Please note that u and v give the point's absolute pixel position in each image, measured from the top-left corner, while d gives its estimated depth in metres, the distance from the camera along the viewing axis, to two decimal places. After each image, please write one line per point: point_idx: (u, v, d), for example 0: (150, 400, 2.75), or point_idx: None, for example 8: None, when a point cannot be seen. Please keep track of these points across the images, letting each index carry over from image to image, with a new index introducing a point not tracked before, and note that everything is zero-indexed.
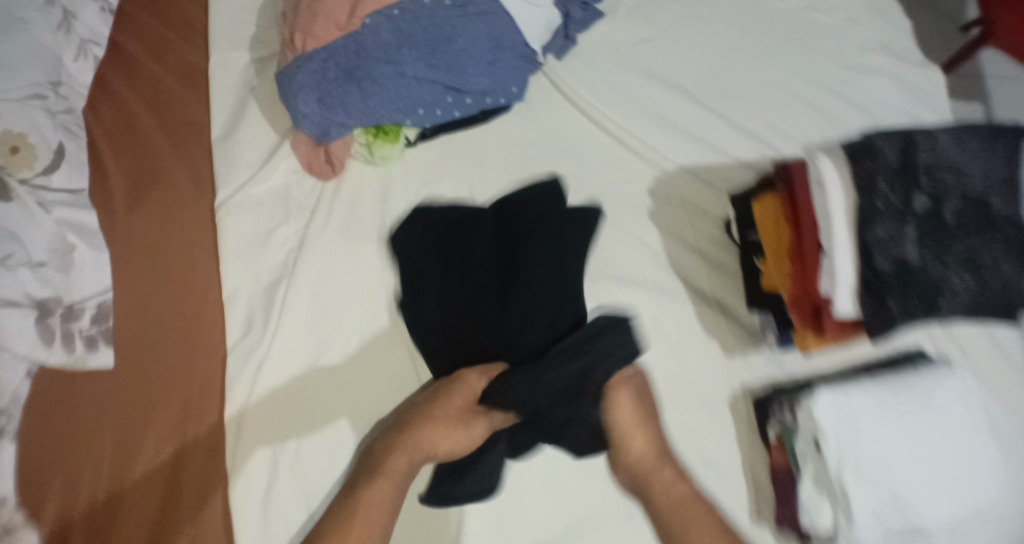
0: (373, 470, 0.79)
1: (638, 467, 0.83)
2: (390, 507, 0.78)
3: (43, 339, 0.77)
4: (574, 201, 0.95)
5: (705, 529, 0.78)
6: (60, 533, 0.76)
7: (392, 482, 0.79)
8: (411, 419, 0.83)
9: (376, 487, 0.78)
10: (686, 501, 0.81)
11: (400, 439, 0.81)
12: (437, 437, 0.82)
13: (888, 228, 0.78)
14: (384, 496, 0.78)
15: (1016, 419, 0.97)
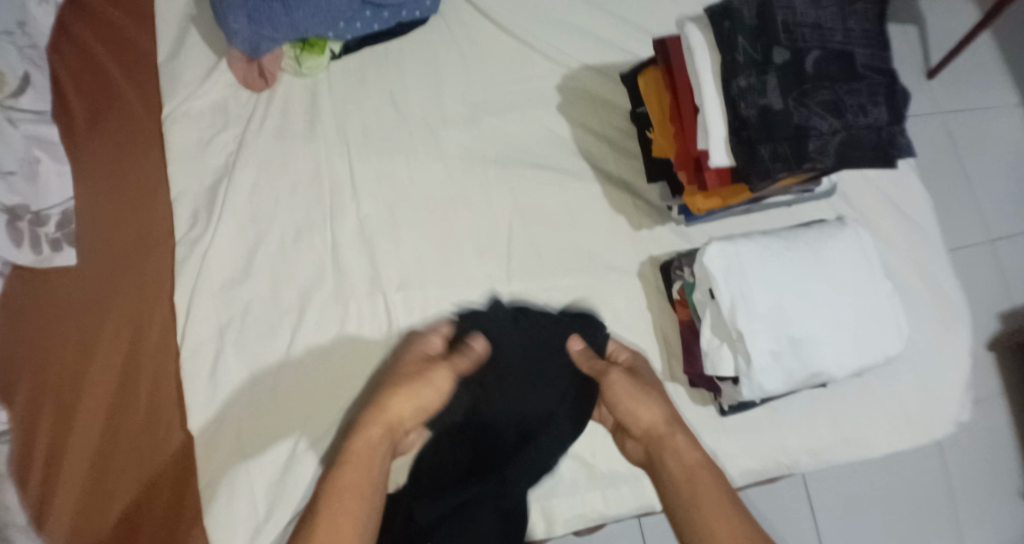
0: (344, 458, 0.72)
1: (653, 432, 0.78)
2: (371, 497, 0.70)
3: (14, 240, 0.84)
4: (484, 99, 1.07)
5: (720, 502, 0.71)
6: (27, 419, 0.82)
7: (364, 472, 0.71)
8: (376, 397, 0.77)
9: (347, 470, 0.71)
10: (699, 470, 0.74)
11: (370, 419, 0.75)
12: (407, 405, 0.77)
13: (749, 79, 0.87)
14: (358, 485, 0.70)
15: (897, 264, 1.10)
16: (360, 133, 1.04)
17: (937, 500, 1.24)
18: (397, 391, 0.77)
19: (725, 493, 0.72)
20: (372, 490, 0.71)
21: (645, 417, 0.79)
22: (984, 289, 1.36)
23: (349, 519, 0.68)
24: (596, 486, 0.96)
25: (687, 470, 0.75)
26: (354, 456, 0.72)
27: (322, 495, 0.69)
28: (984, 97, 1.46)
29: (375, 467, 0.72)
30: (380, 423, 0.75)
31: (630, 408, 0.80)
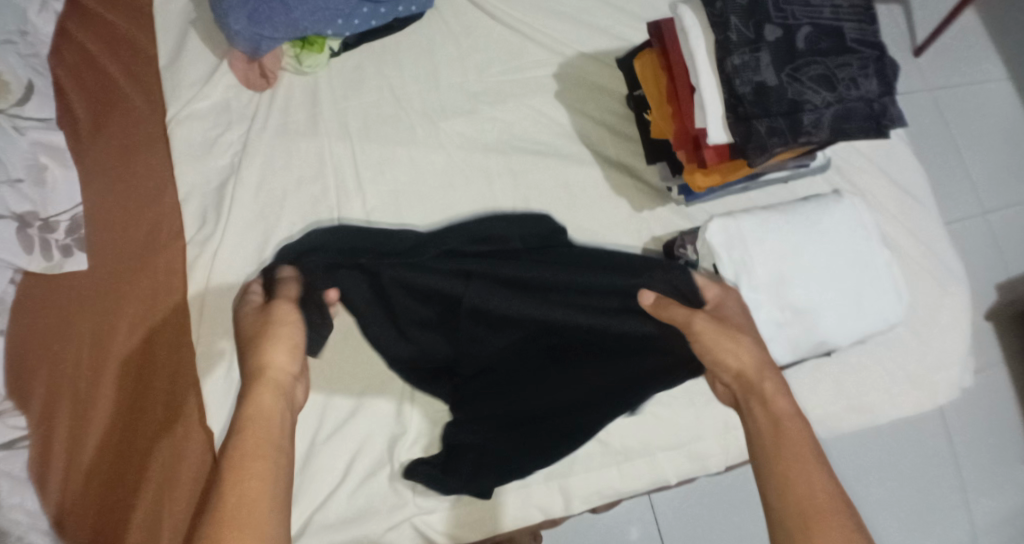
0: (236, 425, 0.69)
1: (744, 378, 0.80)
2: (275, 446, 0.68)
3: (24, 247, 0.90)
4: (483, 90, 1.10)
5: (811, 475, 0.69)
6: (46, 415, 0.88)
7: (266, 426, 0.69)
8: (245, 369, 0.75)
9: (243, 445, 0.67)
10: (785, 418, 0.75)
11: (250, 387, 0.73)
12: (282, 355, 0.76)
13: (743, 56, 0.88)
14: (258, 450, 0.67)
15: (894, 232, 1.13)
16: (361, 127, 1.07)
17: (943, 467, 1.27)
18: (265, 348, 0.76)
19: (813, 449, 0.72)
20: (273, 448, 0.68)
21: (733, 363, 0.81)
22: (980, 260, 1.39)
23: (250, 485, 0.64)
24: (611, 461, 0.98)
25: (771, 415, 0.76)
26: (249, 418, 0.69)
27: (222, 474, 0.65)
28: (966, 75, 1.48)
29: (274, 423, 0.70)
30: (269, 388, 0.73)
31: (725, 357, 0.81)
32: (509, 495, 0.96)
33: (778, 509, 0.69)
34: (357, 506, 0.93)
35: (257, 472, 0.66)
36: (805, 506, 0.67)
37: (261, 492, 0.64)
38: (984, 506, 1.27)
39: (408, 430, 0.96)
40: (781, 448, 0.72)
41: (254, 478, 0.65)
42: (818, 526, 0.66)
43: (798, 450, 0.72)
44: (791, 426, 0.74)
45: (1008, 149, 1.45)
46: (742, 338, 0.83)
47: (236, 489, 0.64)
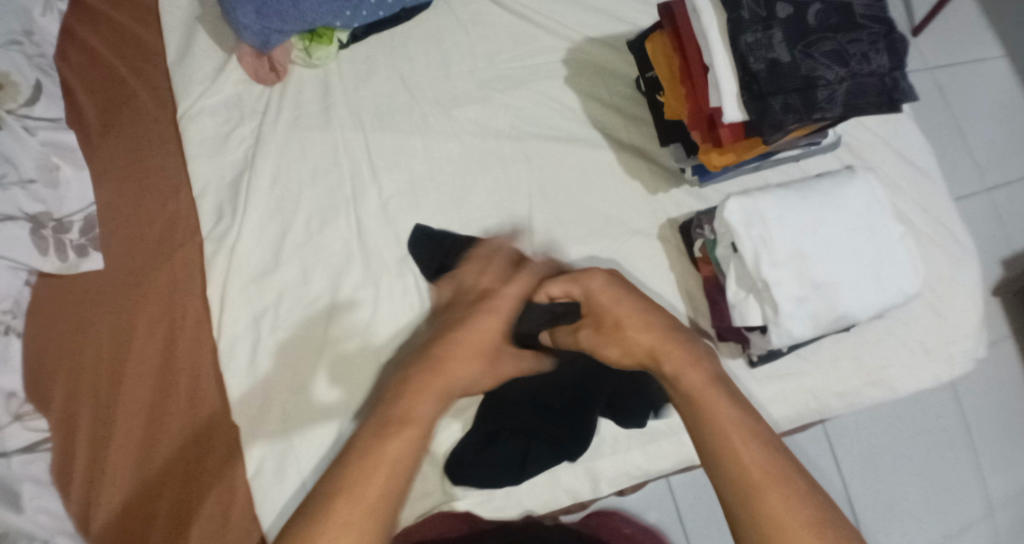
0: (391, 420, 0.70)
1: (653, 357, 0.79)
2: (411, 459, 0.67)
3: (39, 249, 0.89)
4: (494, 78, 1.10)
5: (752, 453, 0.69)
6: (67, 417, 0.88)
7: (411, 436, 0.69)
8: (428, 359, 0.78)
9: (388, 443, 0.68)
10: (704, 390, 0.74)
11: (415, 383, 0.74)
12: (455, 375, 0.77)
13: (756, 34, 0.89)
14: (396, 457, 0.67)
15: (906, 206, 1.14)
16: (373, 116, 1.07)
17: (958, 441, 1.27)
18: (479, 342, 0.81)
19: (741, 420, 0.71)
20: (406, 461, 0.67)
21: (637, 345, 0.81)
22: (984, 235, 1.40)
23: (375, 487, 0.65)
24: (637, 444, 0.99)
25: (693, 393, 0.74)
26: (406, 413, 0.70)
27: (353, 462, 0.66)
28: (967, 51, 1.48)
29: (420, 433, 0.70)
30: (427, 394, 0.73)
31: (622, 345, 0.82)
32: (537, 479, 0.97)
33: (737, 511, 0.67)
34: None
35: (388, 477, 0.66)
36: (745, 490, 0.67)
37: (379, 500, 0.64)
38: (1003, 477, 1.28)
39: (434, 418, 0.98)
40: (710, 418, 0.72)
41: (378, 486, 0.65)
42: (758, 500, 0.66)
43: (723, 423, 0.71)
44: (723, 412, 0.72)
45: (1009, 125, 1.46)
46: (627, 325, 0.82)
47: (366, 483, 0.65)
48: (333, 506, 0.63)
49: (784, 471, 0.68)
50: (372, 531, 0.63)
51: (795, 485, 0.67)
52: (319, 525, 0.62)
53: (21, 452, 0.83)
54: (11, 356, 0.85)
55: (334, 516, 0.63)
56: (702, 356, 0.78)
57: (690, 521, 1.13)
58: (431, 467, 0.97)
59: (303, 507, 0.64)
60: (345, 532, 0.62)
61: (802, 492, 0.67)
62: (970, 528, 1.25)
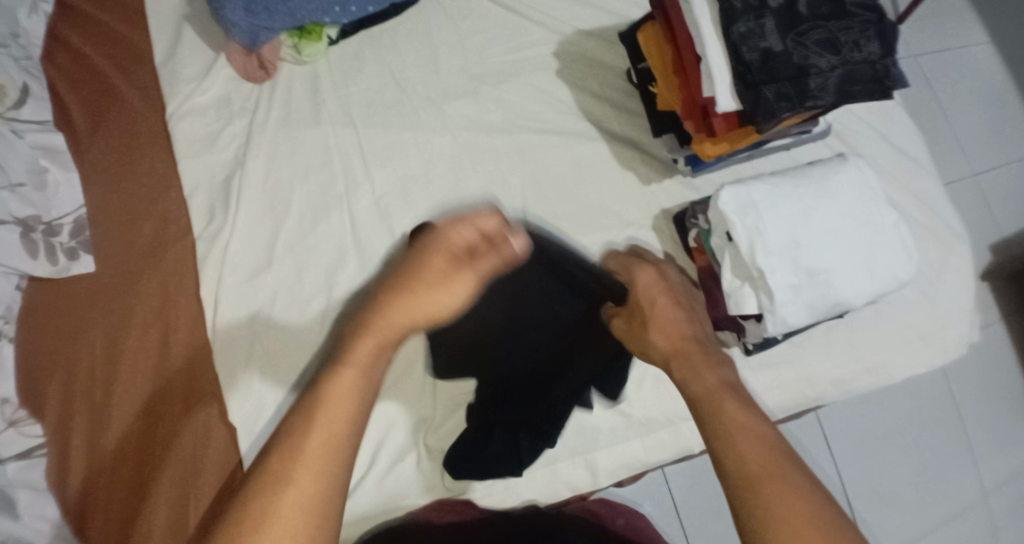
0: (338, 360, 0.69)
1: (672, 358, 0.82)
2: (360, 395, 0.67)
3: (29, 254, 0.89)
4: (484, 72, 1.10)
5: (764, 456, 0.66)
6: (62, 421, 0.87)
7: (361, 370, 0.68)
8: (373, 304, 0.74)
9: (338, 380, 0.67)
10: (715, 392, 0.74)
11: (367, 323, 0.72)
12: (417, 305, 0.74)
13: (748, 23, 0.89)
14: (352, 384, 0.67)
15: (896, 193, 1.14)
16: (364, 112, 1.06)
17: (949, 424, 1.29)
18: (433, 283, 0.75)
19: (756, 425, 0.69)
20: (366, 396, 0.68)
21: (658, 346, 0.84)
22: (973, 221, 1.42)
23: (333, 422, 0.65)
24: (636, 434, 1.00)
25: (706, 391, 0.75)
26: (354, 356, 0.69)
27: (306, 408, 0.66)
28: (953, 38, 1.48)
29: (372, 371, 0.69)
30: (375, 334, 0.71)
31: (647, 343, 0.85)
32: (536, 472, 0.97)
33: (746, 516, 0.64)
34: (387, 491, 0.95)
35: (346, 411, 0.66)
36: (752, 486, 0.65)
37: (336, 437, 0.65)
38: (994, 458, 1.30)
39: (432, 415, 0.97)
40: (722, 418, 0.70)
41: (331, 424, 0.65)
42: (763, 497, 0.64)
43: (735, 430, 0.69)
44: (736, 411, 0.71)
45: (994, 111, 1.47)
46: (653, 308, 0.87)
47: (320, 421, 0.65)
48: (293, 446, 0.63)
49: (782, 460, 0.66)
50: (328, 475, 0.63)
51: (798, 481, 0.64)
52: (276, 460, 0.63)
53: (16, 459, 0.83)
54: (3, 362, 0.85)
55: (293, 456, 0.63)
56: (719, 359, 0.80)
57: (688, 510, 1.14)
58: (431, 463, 0.97)
59: (263, 451, 0.64)
60: (303, 471, 0.62)
61: (802, 488, 0.64)
62: (964, 511, 1.26)
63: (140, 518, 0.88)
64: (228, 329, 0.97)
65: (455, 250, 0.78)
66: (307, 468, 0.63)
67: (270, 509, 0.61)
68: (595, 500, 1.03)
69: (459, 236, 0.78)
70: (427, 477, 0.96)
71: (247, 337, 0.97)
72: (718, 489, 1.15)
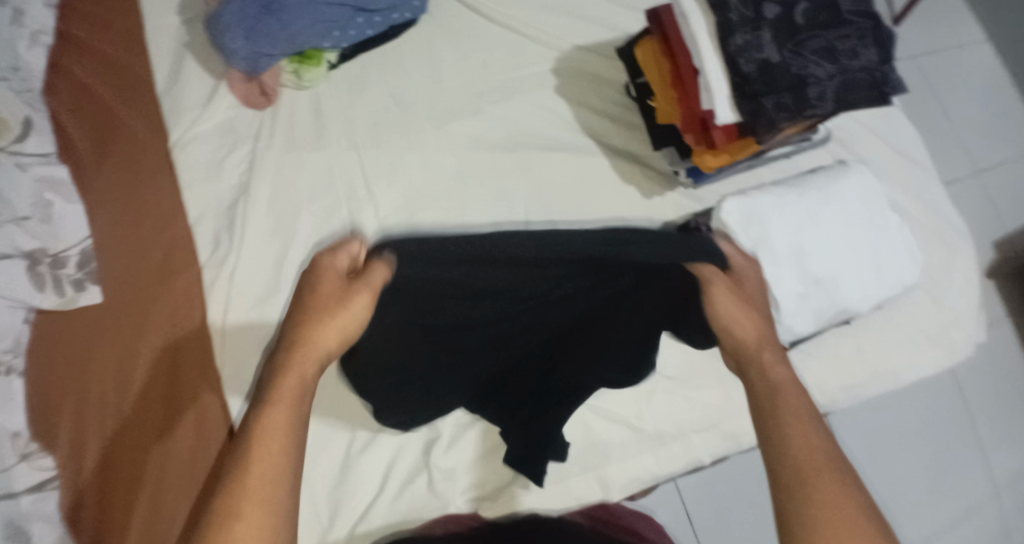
0: (259, 402, 0.63)
1: (744, 350, 0.76)
2: (288, 438, 0.61)
3: (35, 286, 0.90)
4: (484, 90, 1.11)
5: (814, 455, 0.64)
6: (73, 453, 0.87)
7: (285, 415, 0.62)
8: (284, 337, 0.67)
9: (263, 424, 0.61)
10: (784, 384, 0.71)
11: (277, 363, 0.65)
12: (330, 334, 0.67)
13: (745, 35, 0.90)
14: (283, 425, 0.61)
15: (900, 196, 1.15)
16: (367, 133, 1.07)
17: (961, 424, 1.28)
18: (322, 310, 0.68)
19: (810, 414, 0.68)
20: (294, 433, 0.62)
21: (742, 333, 0.76)
22: (977, 219, 1.41)
23: (263, 469, 0.59)
24: (647, 448, 1.00)
25: (770, 385, 0.71)
26: (275, 401, 0.62)
27: (232, 460, 0.59)
28: (950, 37, 1.49)
29: (297, 408, 0.63)
30: (295, 372, 0.65)
31: (733, 318, 0.76)
32: (548, 489, 0.97)
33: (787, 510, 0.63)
34: (401, 513, 0.94)
35: (273, 456, 0.60)
36: (804, 480, 0.63)
37: (270, 487, 0.59)
38: (1007, 458, 1.29)
39: (442, 434, 0.97)
40: (779, 408, 0.68)
41: (263, 471, 0.59)
42: (814, 491, 0.62)
43: (794, 414, 0.68)
44: (795, 404, 0.68)
45: (994, 108, 1.47)
46: (755, 309, 0.78)
47: (252, 467, 0.59)
48: (228, 501, 0.58)
49: (840, 464, 0.64)
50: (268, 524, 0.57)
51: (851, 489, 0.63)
52: (215, 518, 0.57)
53: (30, 492, 0.84)
54: (14, 394, 0.86)
55: (229, 512, 0.57)
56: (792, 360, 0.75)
57: (702, 521, 1.14)
58: (443, 483, 0.96)
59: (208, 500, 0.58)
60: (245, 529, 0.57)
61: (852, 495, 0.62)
62: (979, 512, 1.25)
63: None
64: (236, 358, 0.97)
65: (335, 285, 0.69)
66: (246, 525, 0.57)
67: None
68: (599, 505, 0.97)
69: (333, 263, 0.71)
70: (439, 498, 0.96)
71: (255, 364, 0.98)
72: (730, 498, 1.15)
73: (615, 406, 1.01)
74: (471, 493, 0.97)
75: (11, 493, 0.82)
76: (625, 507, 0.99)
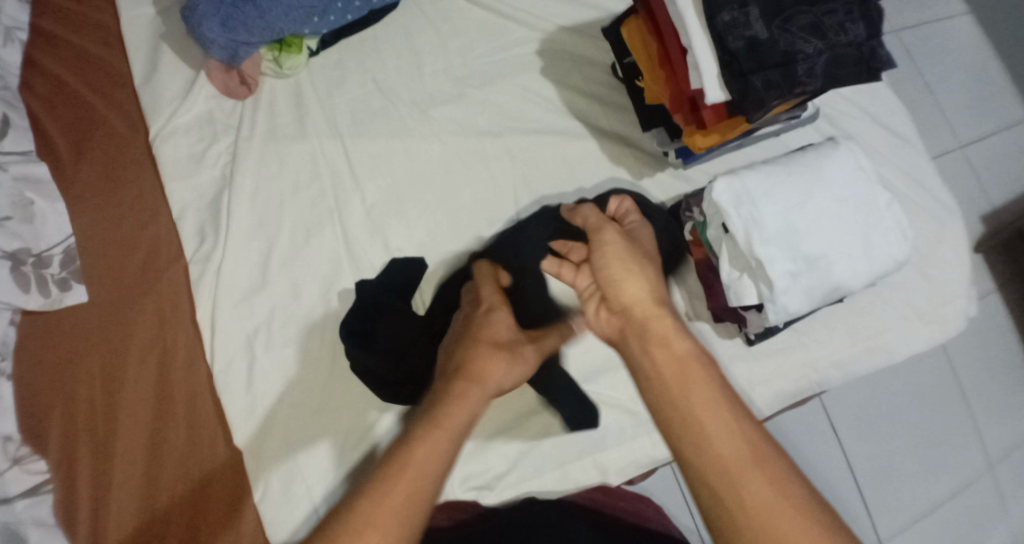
0: (429, 419, 0.73)
1: (638, 312, 0.77)
2: (442, 464, 0.70)
3: (20, 286, 0.88)
4: (468, 75, 1.09)
5: (734, 439, 0.67)
6: (66, 454, 0.86)
7: (447, 441, 0.72)
8: (460, 366, 0.80)
9: (426, 438, 0.71)
10: (688, 357, 0.72)
11: (462, 373, 0.79)
12: (499, 370, 0.81)
13: (733, 12, 0.88)
14: (440, 448, 0.71)
15: (887, 170, 1.15)
16: (350, 122, 1.06)
17: (952, 397, 1.29)
18: (488, 349, 0.82)
19: (718, 392, 0.70)
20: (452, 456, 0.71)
21: (630, 288, 0.78)
22: (963, 193, 1.41)
23: (414, 480, 0.68)
24: (642, 431, 1.00)
25: (672, 359, 0.72)
26: (442, 426, 0.72)
27: (388, 463, 0.69)
28: (933, 9, 1.47)
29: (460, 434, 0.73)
30: (463, 402, 0.76)
31: (616, 273, 0.79)
32: (546, 475, 0.97)
33: (713, 508, 0.66)
34: None
35: (428, 479, 0.68)
36: (726, 480, 0.66)
37: (414, 496, 0.67)
38: (998, 428, 1.30)
39: None
40: (677, 395, 0.70)
41: (412, 480, 0.68)
42: (742, 489, 0.65)
43: (705, 398, 0.70)
44: (700, 391, 0.70)
45: (978, 81, 1.47)
46: (650, 268, 0.80)
47: (403, 483, 0.67)
48: (376, 497, 0.66)
49: (765, 450, 0.67)
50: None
51: (787, 481, 0.66)
52: (366, 510, 0.66)
53: (23, 496, 0.82)
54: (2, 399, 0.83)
55: (382, 504, 0.66)
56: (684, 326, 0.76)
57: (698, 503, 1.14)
58: None
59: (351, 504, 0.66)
60: (376, 529, 0.64)
61: (782, 479, 0.66)
62: (971, 483, 1.27)
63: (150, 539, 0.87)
64: (218, 350, 0.96)
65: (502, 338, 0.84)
66: (380, 525, 0.65)
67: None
68: (596, 489, 0.98)
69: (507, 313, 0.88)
70: None
71: (241, 355, 0.96)
72: None
73: (611, 392, 1.01)
74: (473, 482, 0.96)
75: (5, 498, 0.80)
76: (621, 490, 1.00)
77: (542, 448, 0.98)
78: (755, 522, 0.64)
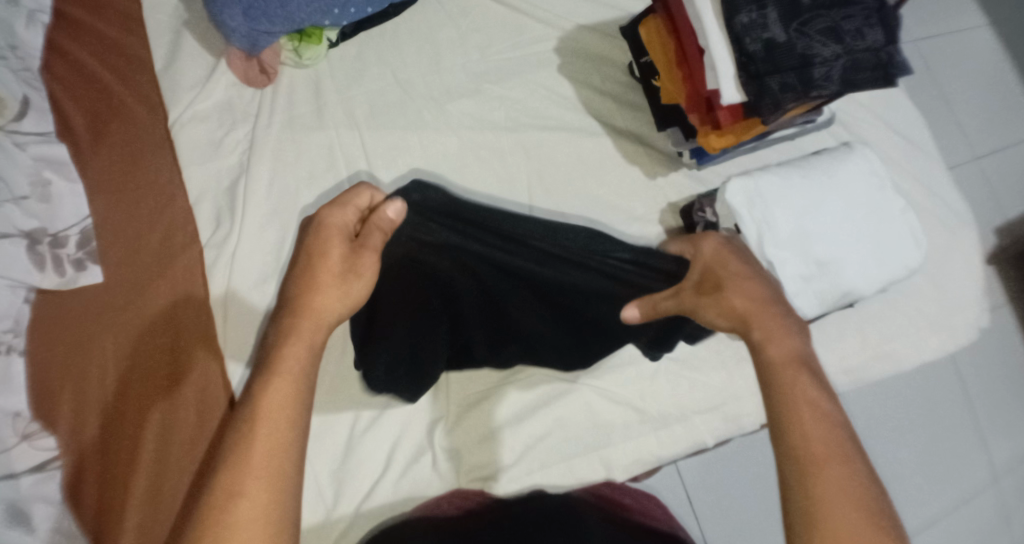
0: (269, 368, 0.70)
1: (741, 318, 0.80)
2: (297, 405, 0.68)
3: (36, 265, 0.88)
4: (485, 71, 1.10)
5: (822, 429, 0.69)
6: (74, 431, 0.86)
7: (295, 387, 0.69)
8: (292, 302, 0.75)
9: (273, 389, 0.68)
10: (790, 358, 0.75)
11: (291, 330, 0.73)
12: (332, 297, 0.76)
13: (751, 13, 0.89)
14: (294, 391, 0.69)
15: (903, 178, 1.14)
16: (367, 114, 1.07)
17: (963, 407, 1.29)
18: (317, 285, 0.76)
19: (816, 389, 0.72)
20: (304, 396, 0.69)
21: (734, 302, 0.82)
22: (978, 205, 1.41)
23: (282, 429, 0.67)
24: (648, 429, 1.00)
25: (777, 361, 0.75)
26: (280, 374, 0.69)
27: (247, 418, 0.67)
28: (952, 19, 1.47)
29: (303, 377, 0.70)
30: (302, 339, 0.72)
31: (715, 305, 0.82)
32: (552, 468, 0.97)
33: (795, 496, 0.67)
34: (404, 493, 0.95)
35: (282, 431, 0.66)
36: (807, 468, 0.67)
37: (284, 442, 0.66)
38: (1008, 440, 1.29)
39: (446, 413, 0.98)
40: (790, 396, 0.72)
41: (274, 435, 0.66)
42: (816, 480, 0.66)
43: (802, 397, 0.72)
44: (803, 389, 0.72)
45: (996, 93, 1.46)
46: (740, 282, 0.83)
47: (257, 440, 0.65)
48: (244, 456, 0.64)
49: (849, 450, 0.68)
50: (274, 495, 0.64)
51: (853, 474, 0.66)
52: (227, 482, 0.64)
53: (29, 473, 0.82)
54: (14, 377, 0.83)
55: (245, 477, 0.64)
56: (796, 328, 0.78)
57: (703, 505, 1.13)
58: (447, 461, 0.97)
59: (204, 491, 0.64)
60: (258, 486, 0.64)
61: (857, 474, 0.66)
62: (978, 494, 1.26)
63: (152, 514, 0.88)
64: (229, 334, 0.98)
65: (334, 270, 0.77)
66: (256, 481, 0.64)
67: (228, 520, 0.62)
68: (603, 482, 0.98)
69: (339, 221, 0.80)
70: (445, 475, 0.96)
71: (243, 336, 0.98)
72: (733, 483, 1.14)
73: (618, 387, 1.01)
74: (478, 473, 0.97)
75: (12, 474, 0.81)
76: (631, 485, 0.99)
77: (548, 441, 0.98)
78: (829, 506, 0.65)
